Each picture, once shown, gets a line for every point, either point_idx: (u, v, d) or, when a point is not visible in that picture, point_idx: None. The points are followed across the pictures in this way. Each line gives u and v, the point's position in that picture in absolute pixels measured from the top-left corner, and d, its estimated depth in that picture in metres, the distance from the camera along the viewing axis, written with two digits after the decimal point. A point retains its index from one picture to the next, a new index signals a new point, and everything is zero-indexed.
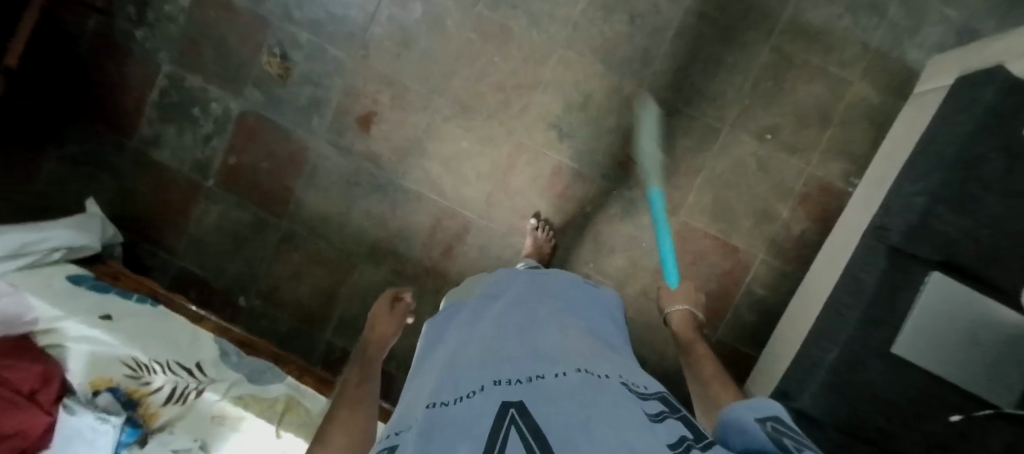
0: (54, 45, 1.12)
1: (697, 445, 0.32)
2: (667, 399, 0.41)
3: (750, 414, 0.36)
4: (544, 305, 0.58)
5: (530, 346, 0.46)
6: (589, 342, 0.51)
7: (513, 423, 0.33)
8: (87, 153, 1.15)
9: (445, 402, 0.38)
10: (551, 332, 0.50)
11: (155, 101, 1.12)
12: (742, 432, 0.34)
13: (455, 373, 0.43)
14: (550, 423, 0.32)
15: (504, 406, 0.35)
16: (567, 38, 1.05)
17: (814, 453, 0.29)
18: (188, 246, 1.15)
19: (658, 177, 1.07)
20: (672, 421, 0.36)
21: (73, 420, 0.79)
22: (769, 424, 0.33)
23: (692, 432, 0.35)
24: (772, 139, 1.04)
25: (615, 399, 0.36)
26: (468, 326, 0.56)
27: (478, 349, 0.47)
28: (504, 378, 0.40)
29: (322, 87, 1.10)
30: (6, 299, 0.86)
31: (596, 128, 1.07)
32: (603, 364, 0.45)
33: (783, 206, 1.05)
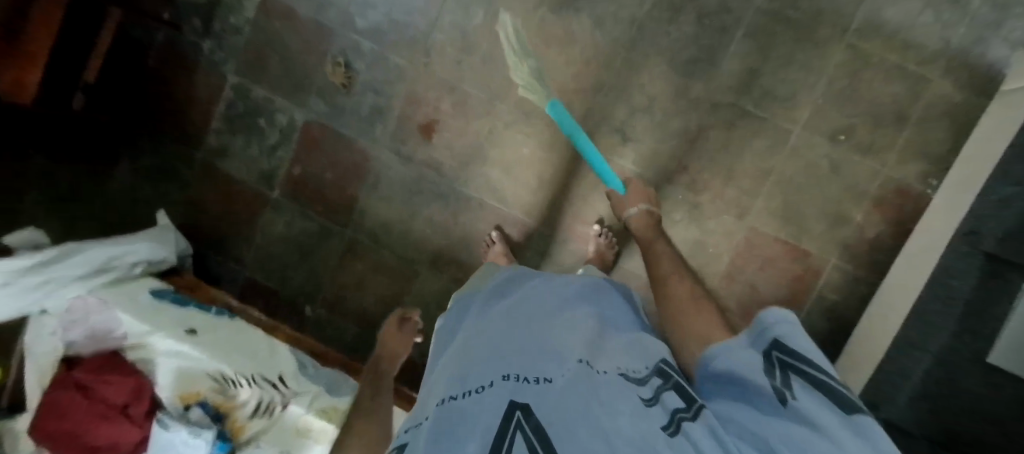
0: (125, 58, 1.15)
1: (689, 418, 0.32)
2: (665, 369, 0.39)
3: (749, 344, 0.36)
4: (553, 292, 0.56)
5: (535, 336, 0.45)
6: (600, 324, 0.49)
7: (519, 425, 0.31)
8: (156, 164, 1.18)
9: (454, 398, 0.37)
10: (558, 319, 0.48)
11: (222, 112, 1.15)
12: (741, 360, 0.35)
13: (461, 368, 0.42)
14: (551, 421, 0.31)
15: (509, 405, 0.33)
16: (632, 40, 1.03)
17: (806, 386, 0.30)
18: (255, 255, 1.19)
19: (725, 180, 1.04)
20: (670, 396, 0.35)
21: (166, 434, 0.83)
22: (772, 357, 0.34)
23: (685, 401, 0.34)
24: (846, 140, 1.01)
25: (620, 392, 0.35)
26: (478, 323, 0.55)
27: (485, 343, 0.46)
28: (508, 371, 0.39)
29: (383, 96, 1.10)
30: (98, 316, 0.90)
31: (661, 132, 1.05)
32: (613, 351, 0.43)
33: (858, 209, 1.02)
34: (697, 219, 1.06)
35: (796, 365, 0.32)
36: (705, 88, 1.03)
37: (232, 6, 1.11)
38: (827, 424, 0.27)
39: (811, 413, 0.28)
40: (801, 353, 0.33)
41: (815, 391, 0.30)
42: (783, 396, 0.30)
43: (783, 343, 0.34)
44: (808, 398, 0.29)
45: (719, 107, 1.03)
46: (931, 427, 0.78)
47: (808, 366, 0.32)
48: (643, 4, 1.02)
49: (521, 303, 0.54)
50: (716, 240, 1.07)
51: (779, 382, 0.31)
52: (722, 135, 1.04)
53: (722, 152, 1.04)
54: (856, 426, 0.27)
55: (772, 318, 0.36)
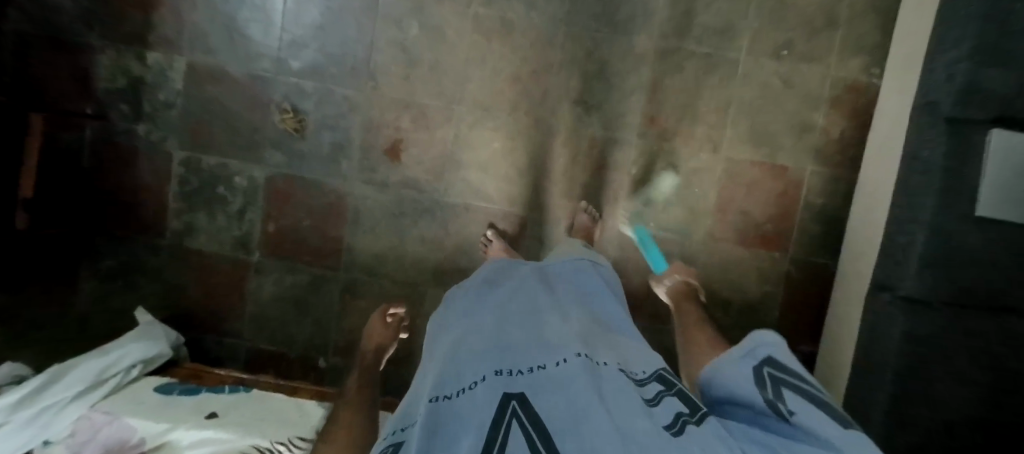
0: (56, 163, 1.08)
1: (693, 419, 0.33)
2: (665, 376, 0.42)
3: (748, 365, 0.44)
4: (550, 290, 0.56)
5: (532, 333, 0.45)
6: (593, 326, 0.50)
7: (516, 416, 0.31)
8: (120, 263, 1.11)
9: (449, 395, 0.36)
10: (552, 317, 0.48)
11: (176, 191, 1.09)
12: (740, 379, 0.43)
13: (457, 363, 0.41)
14: (550, 415, 0.31)
15: (505, 399, 0.33)
16: (567, 12, 1.05)
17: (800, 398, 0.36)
18: (252, 324, 1.13)
19: (691, 121, 1.07)
20: (670, 399, 0.37)
21: None
22: (765, 372, 0.42)
23: (689, 407, 0.35)
24: (789, 54, 1.05)
25: (618, 386, 0.35)
26: (469, 314, 0.53)
27: (480, 339, 0.45)
28: (505, 367, 0.39)
29: (340, 130, 1.08)
30: (110, 428, 0.83)
31: (619, 91, 1.07)
32: (607, 351, 0.44)
33: (818, 114, 1.07)
34: (676, 165, 1.09)
35: (791, 379, 0.39)
36: (649, 40, 1.06)
37: (157, 81, 1.06)
38: (820, 424, 0.32)
39: (809, 421, 0.33)
40: (794, 372, 0.40)
41: (811, 399, 0.35)
42: (781, 411, 0.36)
43: (776, 363, 0.42)
44: (801, 402, 0.35)
45: (666, 54, 1.06)
46: (944, 288, 0.80)
47: (803, 381, 0.39)
48: None
49: (514, 296, 0.53)
50: (699, 180, 1.09)
51: (779, 395, 0.38)
52: (677, 79, 1.06)
53: (681, 96, 1.07)
54: (857, 437, 0.31)
55: (762, 341, 0.45)
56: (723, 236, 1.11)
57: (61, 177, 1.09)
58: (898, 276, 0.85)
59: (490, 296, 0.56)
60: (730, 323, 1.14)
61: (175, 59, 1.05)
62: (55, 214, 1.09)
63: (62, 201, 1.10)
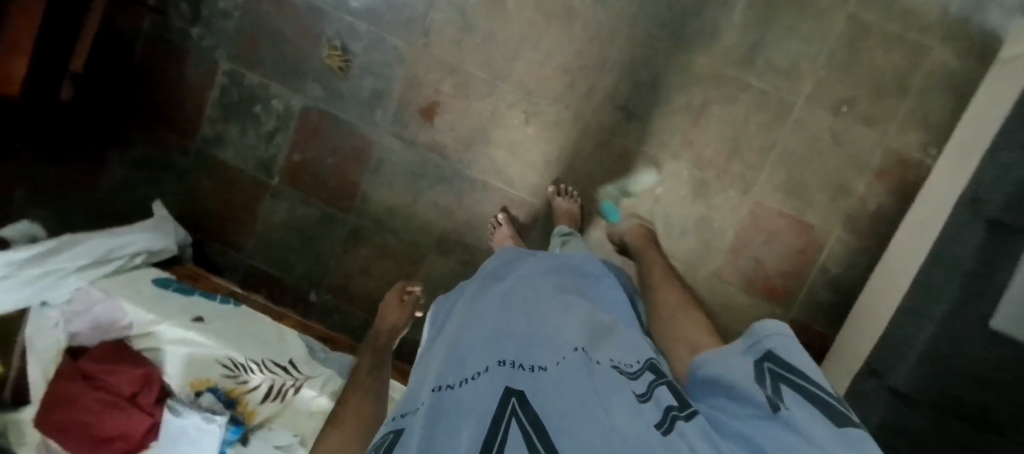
0: (111, 45, 1.11)
1: (682, 415, 0.32)
2: (658, 367, 0.40)
3: (746, 358, 0.39)
4: (557, 282, 0.55)
5: (534, 323, 0.45)
6: (596, 317, 0.50)
7: (514, 411, 0.33)
8: (151, 155, 1.16)
9: (451, 385, 0.38)
10: (558, 307, 0.48)
11: (215, 100, 1.12)
12: (734, 371, 0.38)
13: (461, 355, 0.42)
14: (548, 412, 0.32)
15: (504, 393, 0.35)
16: (633, 15, 1.02)
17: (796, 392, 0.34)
18: (257, 244, 1.17)
19: (729, 155, 1.05)
20: (662, 393, 0.35)
21: (178, 420, 0.82)
22: (763, 367, 0.37)
23: (678, 400, 0.34)
24: (848, 111, 1.01)
25: (613, 388, 0.35)
26: (476, 303, 0.54)
27: (485, 329, 0.46)
28: (508, 359, 0.40)
29: (383, 78, 1.09)
30: (103, 305, 0.89)
31: (664, 107, 1.04)
32: (609, 345, 0.44)
33: (860, 179, 1.03)
34: (702, 196, 1.07)
35: (794, 378, 0.35)
36: (709, 62, 1.02)
37: None
38: (815, 431, 0.30)
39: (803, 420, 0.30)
40: (797, 367, 0.36)
41: (809, 401, 0.32)
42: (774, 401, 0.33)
43: (780, 358, 0.37)
44: (803, 410, 0.32)
45: (722, 82, 1.03)
46: (931, 389, 0.78)
47: (807, 381, 0.35)
48: None
49: (522, 287, 0.54)
50: (721, 216, 1.07)
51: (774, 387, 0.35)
52: (725, 110, 1.04)
53: (725, 128, 1.04)
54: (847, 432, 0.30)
55: (771, 329, 0.39)
56: (729, 278, 1.09)
57: (113, 60, 1.12)
58: (890, 365, 0.82)
59: (497, 287, 0.57)
60: None
61: None
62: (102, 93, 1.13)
63: (110, 83, 1.13)
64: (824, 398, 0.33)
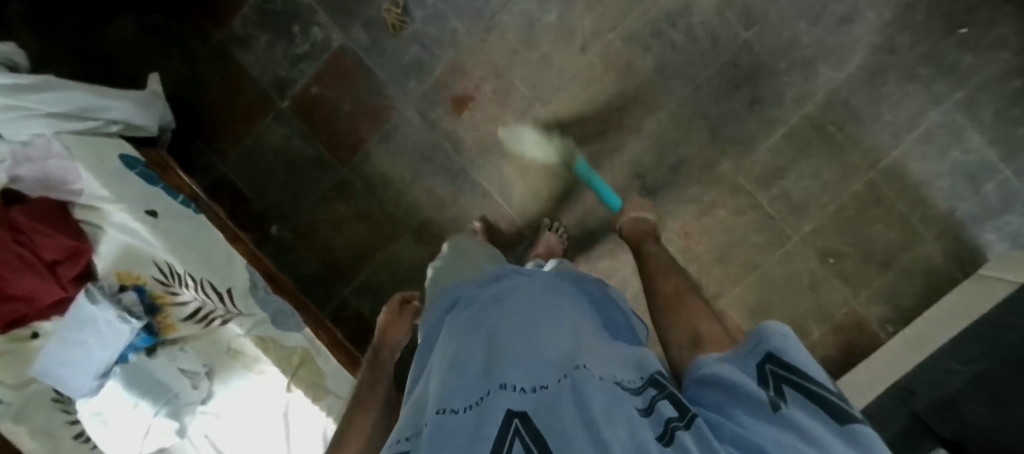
0: None
1: (682, 427, 0.30)
2: (660, 381, 0.38)
3: (749, 358, 0.36)
4: (558, 299, 0.53)
5: (535, 340, 0.43)
6: (600, 334, 0.48)
7: (518, 440, 0.31)
8: (166, 24, 1.10)
9: (454, 409, 0.36)
10: (562, 325, 0.46)
11: (257, 2, 1.07)
12: (733, 370, 0.35)
13: (460, 375, 0.40)
14: (553, 436, 0.30)
15: (507, 418, 0.33)
16: (685, 96, 1.04)
17: (798, 395, 0.31)
18: (239, 158, 1.12)
19: (717, 259, 1.07)
20: (663, 405, 0.33)
21: (91, 308, 0.77)
22: (765, 369, 0.34)
23: (678, 413, 0.32)
24: (834, 263, 1.06)
25: (627, 406, 0.33)
26: (475, 316, 0.52)
27: (485, 349, 0.44)
28: (510, 381, 0.38)
29: (430, 53, 1.07)
30: (59, 164, 0.82)
31: (678, 192, 1.06)
32: (616, 360, 0.41)
33: (818, 328, 1.08)
34: None
35: (798, 379, 0.32)
36: (733, 169, 1.05)
37: None
38: (821, 435, 0.28)
39: (805, 422, 0.28)
40: (800, 367, 0.33)
41: (820, 409, 0.30)
42: (777, 404, 0.31)
43: (781, 358, 0.34)
44: (810, 419, 0.29)
45: (738, 192, 1.05)
46: None
47: (812, 381, 0.32)
48: (709, 67, 1.03)
49: (523, 302, 0.51)
50: None
51: (782, 388, 0.32)
52: (731, 217, 1.06)
53: (723, 233, 1.06)
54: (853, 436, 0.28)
55: (772, 329, 0.36)
56: None
57: None
58: None
59: (496, 298, 0.54)
60: None
61: None
62: None
63: None
64: (832, 403, 0.30)
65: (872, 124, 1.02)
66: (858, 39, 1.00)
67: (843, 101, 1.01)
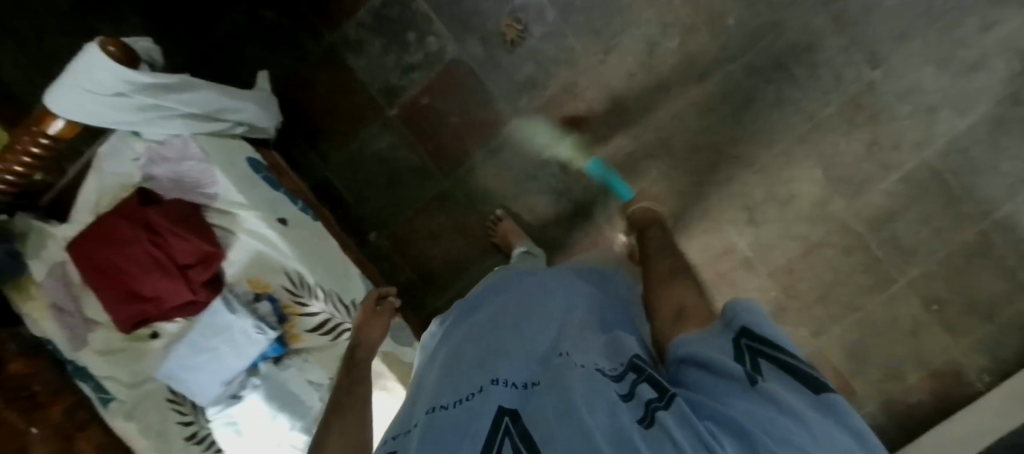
0: None
1: (662, 406, 0.34)
2: (639, 365, 0.42)
3: (723, 335, 0.39)
4: (540, 293, 0.58)
5: (528, 343, 0.48)
6: (578, 321, 0.52)
7: (507, 435, 0.35)
8: (279, 22, 1.08)
9: (445, 405, 0.41)
10: (548, 325, 0.51)
11: (373, 8, 1.06)
12: (710, 345, 0.38)
13: (454, 375, 0.45)
14: (536, 430, 0.35)
15: (499, 413, 0.38)
16: (802, 133, 1.03)
17: (771, 366, 0.34)
18: (342, 161, 1.11)
19: (818, 296, 1.07)
20: (642, 388, 0.37)
21: (229, 316, 0.79)
22: (741, 343, 0.37)
23: (658, 391, 0.36)
24: (937, 310, 1.05)
25: (602, 387, 0.37)
26: (470, 321, 0.56)
27: (476, 348, 0.49)
28: (502, 378, 0.43)
29: (545, 72, 1.06)
30: (197, 168, 0.82)
31: (786, 228, 1.06)
32: (587, 349, 0.45)
33: (913, 372, 1.07)
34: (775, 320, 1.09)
35: (771, 350, 0.35)
36: (845, 209, 1.04)
37: None
38: (791, 400, 0.31)
39: (777, 393, 0.31)
40: (771, 339, 0.36)
41: (789, 377, 0.33)
42: (753, 379, 0.34)
43: (753, 330, 0.37)
44: (781, 386, 0.32)
45: (847, 232, 1.05)
46: None
47: (782, 351, 0.35)
48: (829, 105, 1.01)
49: (516, 302, 0.57)
50: None
51: (758, 360, 0.35)
52: (836, 256, 1.06)
53: (828, 272, 1.06)
54: (825, 406, 0.30)
55: (744, 306, 0.40)
56: None
57: None
58: None
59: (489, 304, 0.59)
60: None
61: None
62: None
63: None
64: (799, 369, 0.33)
65: (990, 174, 1.00)
66: (986, 88, 0.97)
67: (962, 149, 1.00)
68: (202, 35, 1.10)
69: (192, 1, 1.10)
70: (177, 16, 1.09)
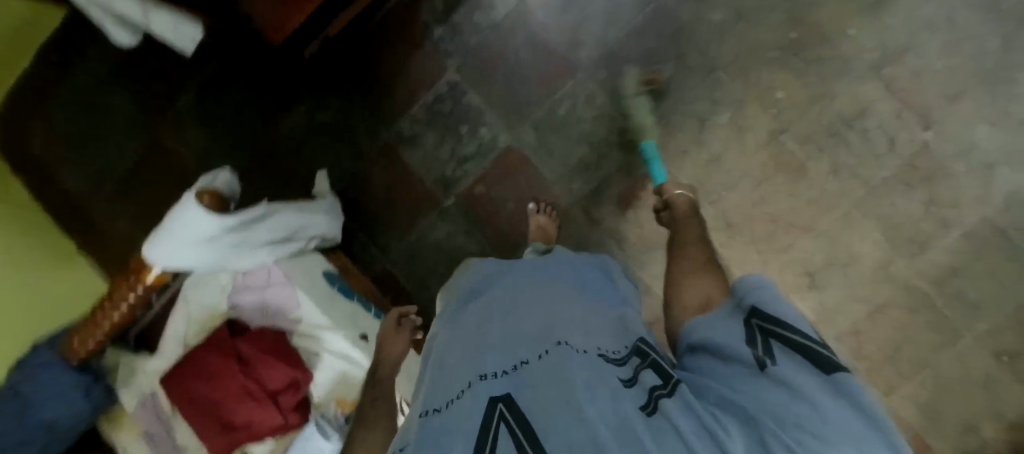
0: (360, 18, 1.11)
1: (665, 392, 0.40)
2: (643, 350, 0.50)
3: (735, 317, 0.42)
4: (522, 289, 0.64)
5: (513, 333, 0.54)
6: (570, 304, 0.58)
7: (503, 420, 0.40)
8: (335, 122, 1.13)
9: (439, 408, 0.47)
10: (535, 311, 0.57)
11: (426, 103, 1.11)
12: (725, 330, 0.41)
13: (448, 377, 0.51)
14: (531, 415, 0.40)
15: (492, 401, 0.43)
16: (860, 197, 1.03)
17: (778, 344, 0.37)
18: (403, 252, 1.14)
19: (886, 355, 1.08)
20: (647, 377, 0.44)
21: (324, 442, 0.80)
22: (752, 323, 0.40)
23: (661, 378, 0.43)
24: (1009, 362, 1.03)
25: (591, 377, 0.42)
26: (458, 325, 0.62)
27: (465, 350, 0.55)
28: (487, 371, 0.48)
29: (596, 152, 1.08)
30: (282, 294, 0.84)
31: (848, 291, 1.06)
32: (581, 334, 0.51)
33: (990, 425, 1.04)
34: None
35: (779, 329, 0.38)
36: (907, 269, 1.04)
37: (480, 5, 1.08)
38: (798, 379, 0.33)
39: (790, 375, 0.33)
40: (781, 319, 0.38)
41: (796, 354, 0.35)
42: (763, 363, 0.36)
43: (764, 310, 0.40)
44: (791, 366, 0.34)
45: (911, 290, 1.05)
46: None
47: (788, 328, 0.37)
48: (885, 168, 1.02)
49: (500, 301, 0.62)
50: None
51: (770, 341, 0.37)
52: (900, 314, 1.06)
53: (895, 331, 1.07)
54: (836, 383, 0.32)
55: (757, 290, 0.42)
56: None
57: (353, 33, 1.13)
58: None
59: (473, 307, 0.65)
60: None
61: None
62: (330, 56, 1.13)
63: (340, 49, 1.13)
64: (806, 348, 0.35)
65: None
66: None
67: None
68: (262, 138, 1.14)
69: (250, 107, 1.14)
70: (238, 122, 1.14)
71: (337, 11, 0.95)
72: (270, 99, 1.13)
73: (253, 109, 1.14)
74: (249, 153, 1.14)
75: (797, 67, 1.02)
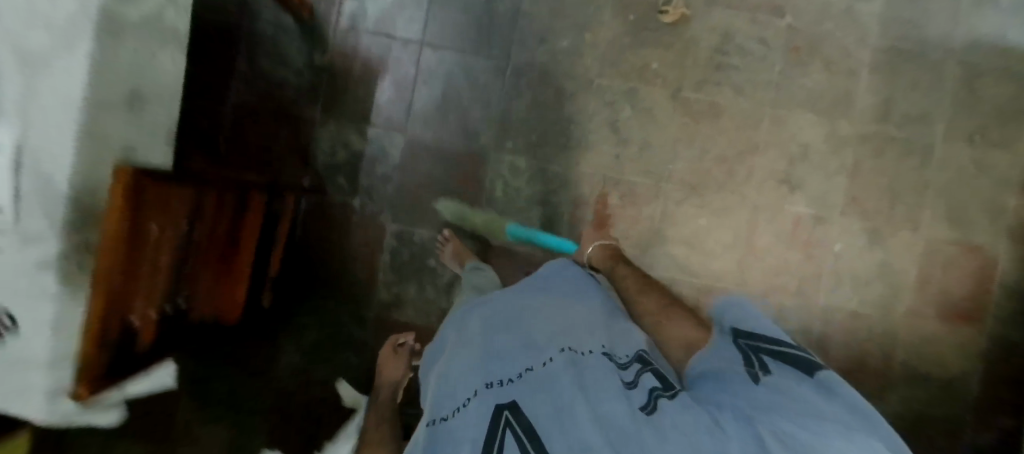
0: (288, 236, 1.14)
1: (666, 394, 0.47)
2: (645, 358, 0.55)
3: (733, 341, 0.55)
4: (527, 301, 0.68)
5: (517, 337, 0.59)
6: (571, 314, 0.64)
7: (509, 425, 0.46)
8: (323, 333, 1.14)
9: (449, 414, 0.53)
10: (537, 321, 0.62)
11: (388, 263, 1.15)
12: (728, 353, 0.53)
13: (454, 380, 0.57)
14: (538, 419, 0.45)
15: (500, 407, 0.48)
16: (774, 98, 1.12)
17: (772, 361, 0.49)
18: None
19: (892, 200, 1.12)
20: (647, 378, 0.50)
21: None
22: (749, 348, 0.53)
23: (663, 384, 0.49)
24: (981, 137, 1.12)
25: (597, 381, 0.47)
26: (465, 332, 0.67)
27: (471, 354, 0.60)
28: (496, 378, 0.53)
29: (551, 205, 1.13)
30: None
31: (823, 173, 1.12)
32: (584, 339, 0.57)
33: (1006, 195, 1.12)
34: (878, 245, 1.12)
35: (776, 350, 0.51)
36: (852, 124, 1.11)
37: (377, 158, 1.14)
38: (788, 383, 0.45)
39: (780, 382, 0.45)
40: (780, 344, 0.52)
41: (790, 365, 0.48)
42: (758, 373, 0.48)
43: (761, 338, 0.54)
44: (785, 373, 0.47)
45: (868, 138, 1.12)
46: None
47: (783, 348, 0.51)
48: (775, 64, 1.12)
49: (508, 307, 0.68)
50: (901, 258, 1.12)
51: (766, 357, 0.50)
52: (877, 162, 1.12)
53: (883, 177, 1.12)
54: (824, 383, 0.45)
55: (758, 324, 0.56)
56: (922, 311, 1.13)
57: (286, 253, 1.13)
58: None
59: (479, 314, 0.70)
60: (932, 399, 1.14)
61: (395, 136, 1.14)
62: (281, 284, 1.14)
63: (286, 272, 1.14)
64: (790, 355, 0.49)
65: (930, 21, 1.11)
66: None
67: (897, 18, 1.11)
68: (270, 391, 1.12)
69: (241, 373, 1.12)
70: (239, 394, 1.12)
71: (265, 255, 0.96)
72: (253, 354, 1.13)
73: (245, 373, 1.12)
74: (267, 412, 1.12)
75: (654, 39, 1.12)
